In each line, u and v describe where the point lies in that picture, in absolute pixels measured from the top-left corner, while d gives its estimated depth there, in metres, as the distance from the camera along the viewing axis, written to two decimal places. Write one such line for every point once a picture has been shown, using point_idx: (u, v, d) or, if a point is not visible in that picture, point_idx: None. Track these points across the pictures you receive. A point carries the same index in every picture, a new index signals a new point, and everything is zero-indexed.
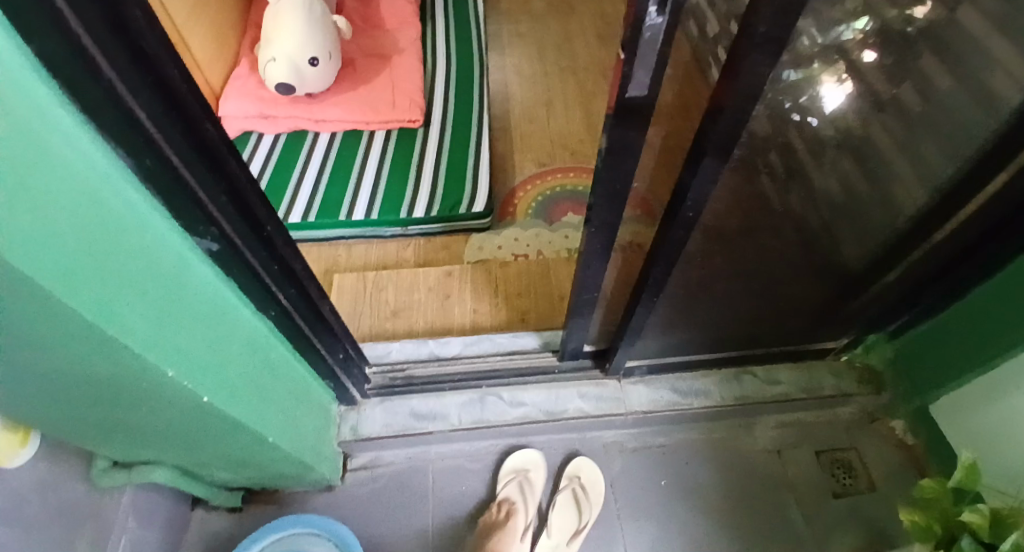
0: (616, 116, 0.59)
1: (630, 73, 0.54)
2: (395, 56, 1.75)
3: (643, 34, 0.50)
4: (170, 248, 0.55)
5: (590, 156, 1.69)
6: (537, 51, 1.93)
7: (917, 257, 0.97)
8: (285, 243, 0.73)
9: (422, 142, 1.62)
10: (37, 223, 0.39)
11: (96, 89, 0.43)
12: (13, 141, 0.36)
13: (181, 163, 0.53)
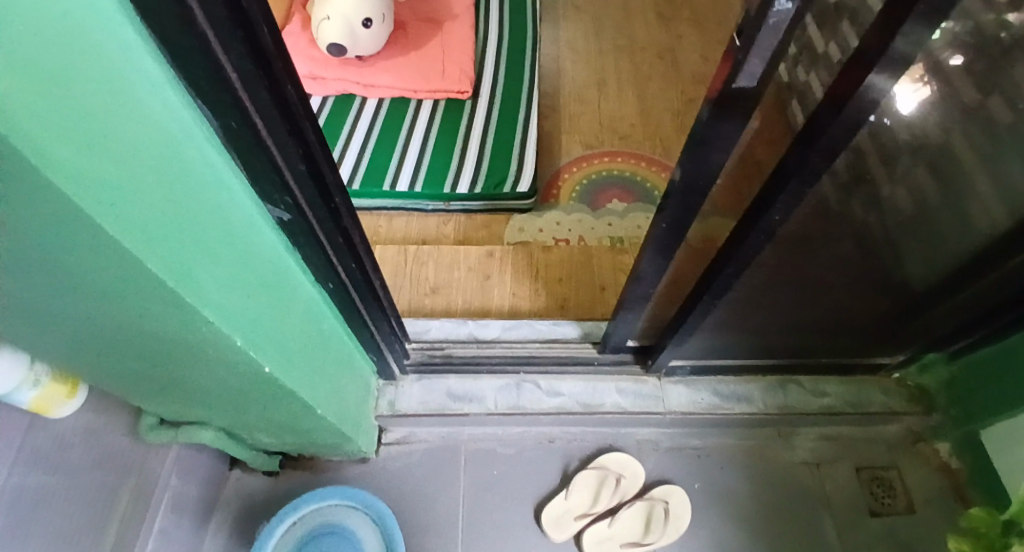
0: (717, 107, 0.54)
1: (742, 62, 0.49)
2: (448, 22, 1.70)
3: (767, 20, 0.44)
4: (243, 214, 0.54)
5: (639, 141, 1.65)
6: (592, 27, 1.88)
7: (996, 279, 0.91)
8: (349, 214, 0.70)
9: (469, 113, 1.58)
10: (122, 179, 0.38)
11: (188, 43, 0.40)
12: (94, 90, 0.34)
13: (264, 127, 0.50)
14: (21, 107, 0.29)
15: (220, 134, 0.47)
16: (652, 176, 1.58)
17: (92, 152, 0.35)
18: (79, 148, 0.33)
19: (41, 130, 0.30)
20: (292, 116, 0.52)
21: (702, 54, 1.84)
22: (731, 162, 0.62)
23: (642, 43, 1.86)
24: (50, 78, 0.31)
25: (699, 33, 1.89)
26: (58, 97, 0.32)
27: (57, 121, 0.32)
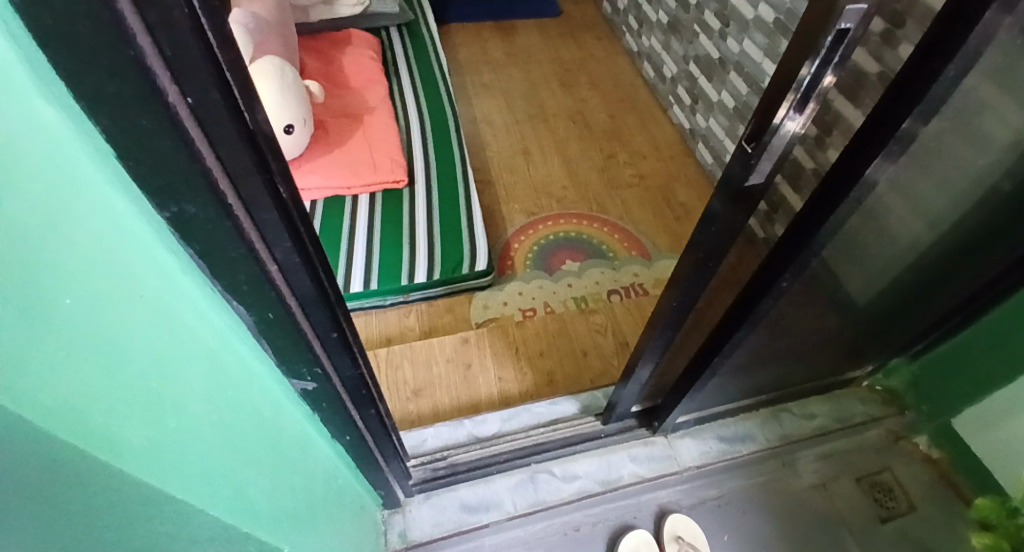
0: (732, 199, 0.61)
1: (754, 164, 0.57)
2: (367, 115, 1.75)
3: (777, 128, 0.52)
4: (274, 393, 0.50)
5: (574, 201, 1.85)
6: (504, 103, 2.19)
7: (947, 294, 1.00)
8: (365, 362, 0.66)
9: (409, 202, 1.61)
10: (179, 428, 0.34)
11: (237, 246, 0.37)
12: (145, 328, 0.31)
13: (300, 309, 0.48)
14: (78, 403, 0.26)
15: (256, 324, 0.44)
16: (593, 231, 1.76)
17: (155, 410, 0.31)
18: (141, 419, 0.30)
19: (103, 417, 0.27)
20: (324, 286, 0.50)
21: (607, 114, 2.22)
22: (737, 244, 0.70)
23: (556, 115, 2.19)
24: (107, 351, 0.28)
25: (603, 101, 2.28)
26: (120, 359, 0.29)
27: (122, 392, 0.29)
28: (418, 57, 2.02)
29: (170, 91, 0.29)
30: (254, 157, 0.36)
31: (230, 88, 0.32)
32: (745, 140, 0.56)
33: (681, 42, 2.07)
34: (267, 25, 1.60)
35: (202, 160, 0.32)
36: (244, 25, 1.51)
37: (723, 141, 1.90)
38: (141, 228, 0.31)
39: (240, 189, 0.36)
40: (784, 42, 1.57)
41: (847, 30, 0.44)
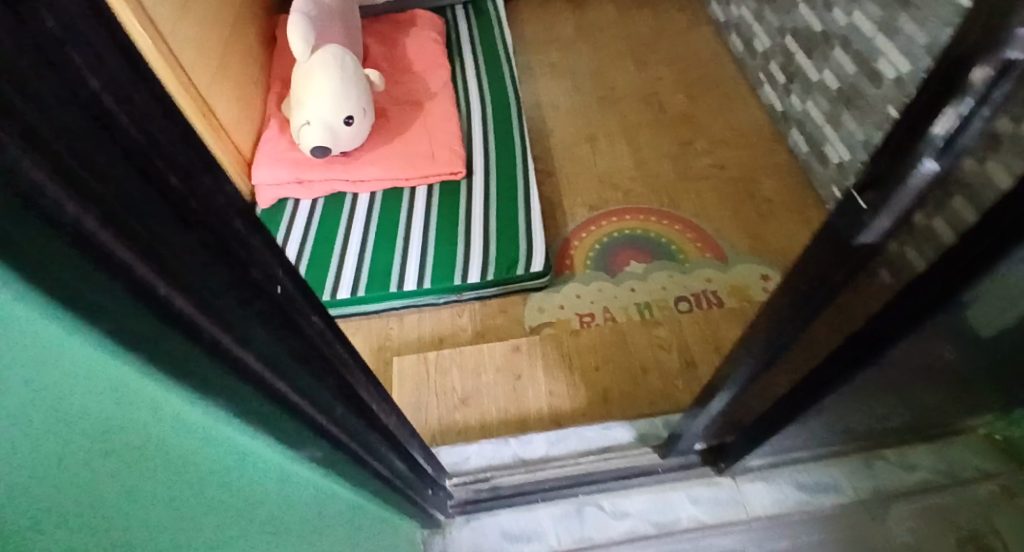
0: (835, 251, 0.48)
1: (870, 219, 0.42)
2: (427, 102, 1.71)
3: (905, 185, 0.38)
4: (294, 483, 0.44)
5: (643, 194, 1.74)
6: (573, 86, 2.14)
7: None
8: (372, 392, 0.62)
9: (466, 195, 1.58)
10: None
11: (201, 356, 0.29)
12: (73, 462, 0.24)
13: (290, 389, 0.40)
14: None
15: (262, 430, 0.36)
16: (663, 229, 1.63)
17: (75, 492, 0.25)
18: None
19: None
20: (310, 348, 0.44)
21: (686, 95, 2.09)
22: (824, 311, 0.56)
23: (627, 98, 2.11)
24: None
25: (681, 81, 2.15)
26: (35, 425, 0.22)
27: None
28: (482, 35, 1.95)
29: (70, 204, 0.20)
30: (186, 231, 0.28)
31: (143, 150, 0.25)
32: (858, 193, 0.42)
33: (776, 11, 1.87)
34: (330, 13, 1.60)
35: (130, 273, 0.24)
36: (304, 15, 1.52)
37: (821, 126, 1.69)
38: (67, 368, 0.22)
39: (184, 280, 0.28)
40: (903, 14, 1.32)
41: (1015, 64, 0.30)
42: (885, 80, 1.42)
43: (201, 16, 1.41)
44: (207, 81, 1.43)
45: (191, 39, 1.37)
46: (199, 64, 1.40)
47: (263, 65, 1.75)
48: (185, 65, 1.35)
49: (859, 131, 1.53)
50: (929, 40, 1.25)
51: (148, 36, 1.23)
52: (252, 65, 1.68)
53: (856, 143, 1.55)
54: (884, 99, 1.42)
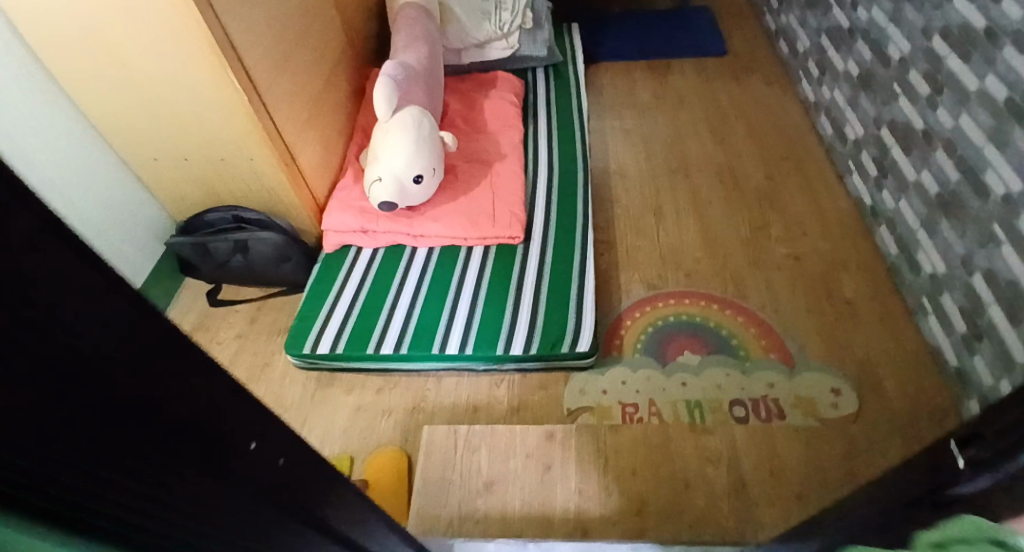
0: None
1: None
2: (496, 162, 1.81)
3: None
4: None
5: (705, 277, 1.72)
6: (645, 153, 2.11)
7: None
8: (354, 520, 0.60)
9: (522, 260, 1.61)
10: None
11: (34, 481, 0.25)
12: None
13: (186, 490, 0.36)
14: None
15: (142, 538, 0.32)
16: (722, 317, 1.61)
17: None
18: None
19: None
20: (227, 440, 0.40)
21: (766, 175, 2.04)
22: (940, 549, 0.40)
23: (700, 170, 2.06)
24: None
25: (761, 158, 2.11)
26: None
27: None
28: (559, 101, 2.06)
29: None
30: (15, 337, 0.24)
31: None
32: None
33: (875, 100, 1.84)
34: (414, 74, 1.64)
35: None
36: (390, 75, 1.56)
37: (915, 230, 1.64)
38: None
39: (91, 431, 0.28)
40: (1019, 129, 1.26)
41: None
42: (993, 195, 1.35)
43: (298, 70, 1.49)
44: (293, 131, 1.48)
45: (285, 93, 1.43)
46: (289, 116, 1.46)
47: (349, 115, 1.81)
48: (279, 122, 1.42)
49: (960, 244, 1.47)
50: None
51: (245, 94, 1.29)
52: (339, 113, 1.74)
53: (955, 257, 1.48)
54: (991, 215, 1.35)
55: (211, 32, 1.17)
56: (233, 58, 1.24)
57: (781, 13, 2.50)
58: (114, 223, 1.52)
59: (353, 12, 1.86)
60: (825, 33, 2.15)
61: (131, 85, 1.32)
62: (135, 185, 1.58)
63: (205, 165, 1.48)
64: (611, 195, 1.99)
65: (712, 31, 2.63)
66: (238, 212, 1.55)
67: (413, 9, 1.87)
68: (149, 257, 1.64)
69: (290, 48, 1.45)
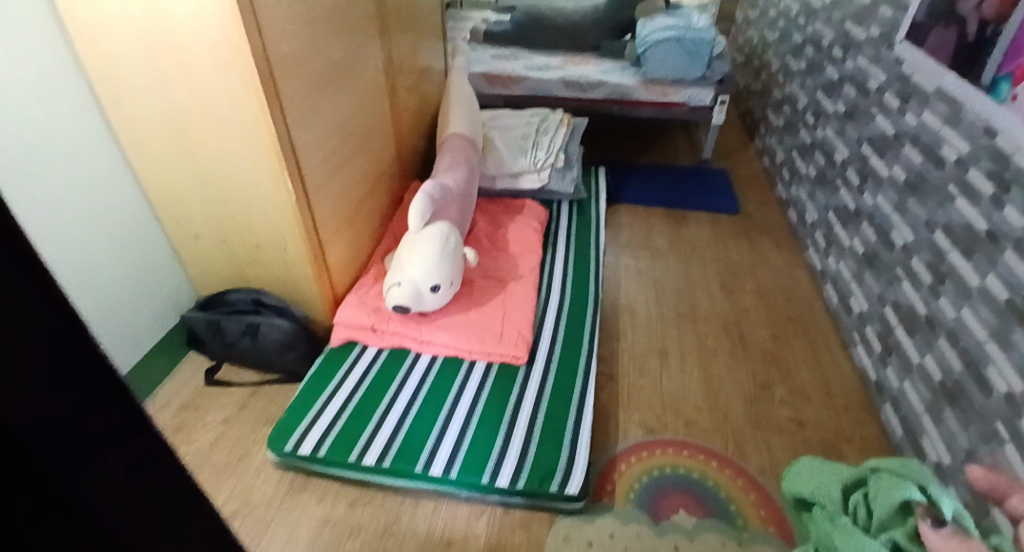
0: None
1: None
2: (512, 282, 1.90)
3: None
4: None
5: (704, 429, 1.70)
6: (656, 294, 2.19)
7: None
8: None
9: (522, 382, 1.62)
10: None
11: None
12: None
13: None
14: None
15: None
16: (721, 477, 1.56)
17: None
18: None
19: None
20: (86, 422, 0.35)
21: (770, 333, 2.08)
22: None
23: (708, 320, 2.10)
24: None
25: (768, 316, 2.16)
26: None
27: None
28: (579, 236, 2.20)
29: None
30: None
31: None
32: None
33: (878, 278, 1.93)
34: (451, 195, 1.75)
35: None
36: (428, 192, 1.66)
37: (921, 415, 1.62)
38: None
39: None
40: (1019, 330, 1.30)
41: None
42: (996, 391, 1.35)
43: (348, 176, 1.60)
44: (330, 231, 1.55)
45: (331, 197, 1.52)
46: (329, 217, 1.53)
47: (383, 220, 1.90)
48: (320, 223, 1.48)
49: (964, 437, 1.44)
50: None
51: (294, 192, 1.36)
52: (374, 218, 1.83)
53: (959, 449, 1.45)
54: (994, 412, 1.34)
55: (277, 138, 1.27)
56: (291, 158, 1.33)
57: (792, 185, 2.71)
58: (135, 290, 1.54)
59: (407, 132, 2.04)
60: (831, 210, 2.31)
61: (191, 168, 1.41)
62: (169, 257, 1.64)
63: (240, 248, 1.54)
64: (619, 331, 2.02)
65: (728, 192, 2.82)
66: (259, 295, 1.60)
67: (458, 137, 2.05)
68: (161, 326, 1.65)
69: (344, 157, 1.57)
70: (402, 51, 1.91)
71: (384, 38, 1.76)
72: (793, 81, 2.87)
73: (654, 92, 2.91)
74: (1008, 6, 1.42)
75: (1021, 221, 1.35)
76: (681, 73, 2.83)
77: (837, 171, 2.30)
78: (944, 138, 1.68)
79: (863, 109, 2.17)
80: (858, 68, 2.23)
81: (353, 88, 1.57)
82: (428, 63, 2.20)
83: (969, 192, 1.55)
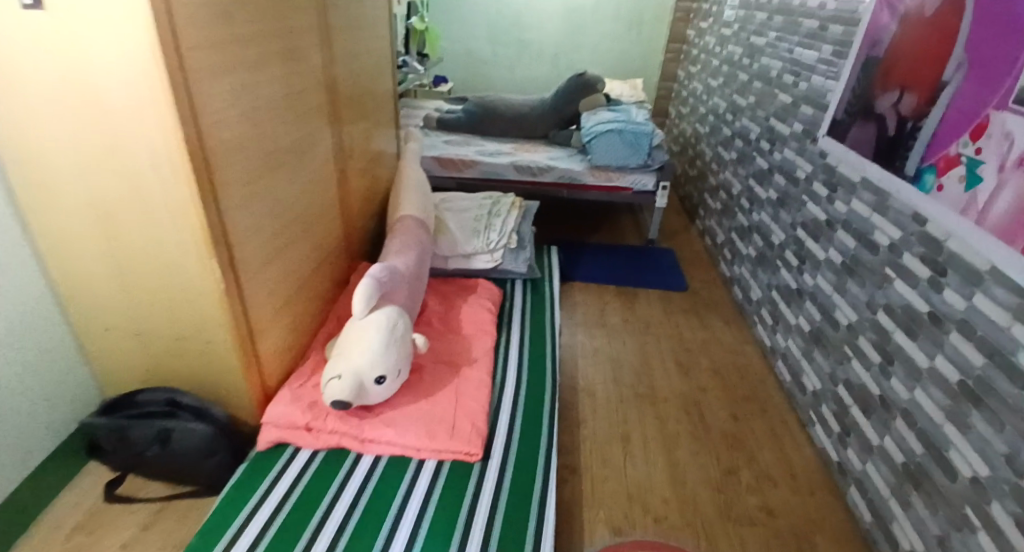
0: None
1: None
2: (465, 367, 1.78)
3: None
4: None
5: (675, 526, 1.61)
6: (614, 374, 2.11)
7: None
8: None
9: (476, 481, 1.47)
10: None
11: None
12: None
13: None
14: None
15: None
16: None
17: None
18: None
19: None
20: None
21: (730, 414, 2.03)
22: None
23: (667, 401, 2.04)
24: None
25: (725, 396, 2.12)
26: None
27: None
28: (534, 315, 2.13)
29: None
30: None
31: None
32: None
33: (827, 357, 1.95)
34: (400, 277, 1.66)
35: None
36: (375, 276, 1.56)
37: (887, 499, 1.59)
38: None
39: None
40: (975, 413, 1.30)
41: None
42: (960, 475, 1.33)
43: (288, 262, 1.49)
44: (263, 323, 1.41)
45: (267, 285, 1.40)
46: (264, 307, 1.40)
47: (325, 305, 1.78)
48: (252, 314, 1.35)
49: (934, 524, 1.40)
50: (1008, 451, 1.20)
51: (223, 281, 1.23)
52: (315, 304, 1.70)
53: (932, 538, 1.40)
54: (962, 496, 1.31)
55: (207, 224, 1.16)
56: (223, 244, 1.21)
57: (734, 265, 2.78)
58: (25, 391, 1.33)
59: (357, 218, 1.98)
60: (774, 289, 2.36)
61: (106, 252, 1.26)
62: (76, 352, 1.44)
63: (163, 342, 1.37)
64: (578, 415, 1.92)
65: (675, 271, 2.87)
66: (175, 395, 1.40)
67: (410, 219, 1.99)
68: (55, 433, 1.42)
69: (286, 243, 1.46)
70: (354, 138, 1.88)
71: (336, 125, 1.72)
72: (726, 168, 3.03)
73: (601, 178, 2.99)
74: (924, 106, 1.54)
75: (959, 303, 1.38)
76: (623, 161, 2.93)
77: (776, 252, 2.38)
78: (875, 224, 1.76)
79: (795, 197, 2.27)
80: (786, 159, 2.37)
81: (299, 174, 1.50)
82: (379, 147, 2.17)
83: (905, 274, 1.60)
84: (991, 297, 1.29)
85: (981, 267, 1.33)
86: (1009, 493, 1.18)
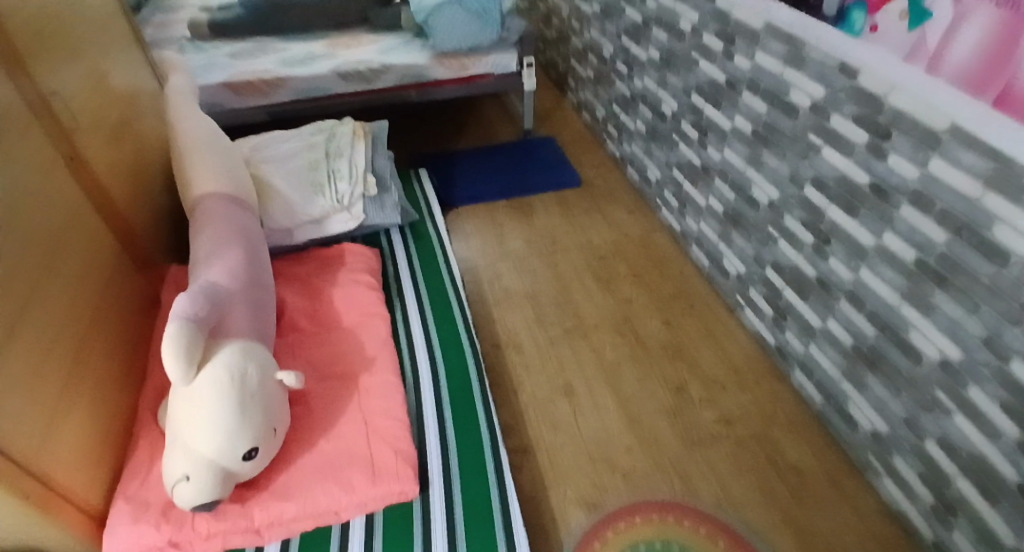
0: None
1: None
2: (362, 375, 1.39)
3: None
4: None
5: (646, 476, 1.44)
6: (535, 313, 1.87)
7: None
8: None
9: (422, 524, 1.17)
10: None
11: None
12: None
13: None
14: None
15: None
16: (684, 533, 1.32)
17: None
18: None
19: None
20: None
21: (663, 320, 1.87)
22: None
23: (598, 327, 1.83)
24: None
25: (653, 301, 1.94)
26: None
27: None
28: (425, 273, 1.78)
29: None
30: None
31: None
32: None
33: (749, 239, 1.77)
34: (227, 301, 1.23)
35: None
36: (187, 315, 1.11)
37: (838, 381, 1.49)
38: None
39: None
40: (940, 293, 1.15)
41: None
42: (925, 358, 1.22)
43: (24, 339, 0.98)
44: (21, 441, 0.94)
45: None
46: (24, 428, 0.95)
47: (126, 357, 1.33)
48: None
49: (898, 404, 1.31)
50: (986, 333, 1.07)
51: None
52: (109, 367, 1.25)
53: (895, 417, 1.33)
54: (931, 381, 1.21)
55: None
56: None
57: (623, 142, 2.50)
58: None
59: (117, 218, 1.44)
60: (674, 167, 2.13)
61: None
62: None
63: None
64: (511, 380, 1.67)
65: (560, 163, 2.56)
66: None
67: (221, 203, 1.48)
68: None
69: (17, 322, 0.97)
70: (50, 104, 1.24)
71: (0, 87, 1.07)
72: (590, 24, 2.62)
73: (453, 68, 2.46)
74: None
75: (914, 174, 1.16)
76: (475, 39, 2.39)
77: (669, 124, 2.11)
78: (790, 82, 1.46)
79: (680, 55, 1.97)
80: (663, 8, 2.02)
81: None
82: (105, 100, 1.51)
83: (837, 141, 1.35)
84: (954, 164, 1.07)
85: (940, 127, 1.08)
86: (991, 378, 1.07)
